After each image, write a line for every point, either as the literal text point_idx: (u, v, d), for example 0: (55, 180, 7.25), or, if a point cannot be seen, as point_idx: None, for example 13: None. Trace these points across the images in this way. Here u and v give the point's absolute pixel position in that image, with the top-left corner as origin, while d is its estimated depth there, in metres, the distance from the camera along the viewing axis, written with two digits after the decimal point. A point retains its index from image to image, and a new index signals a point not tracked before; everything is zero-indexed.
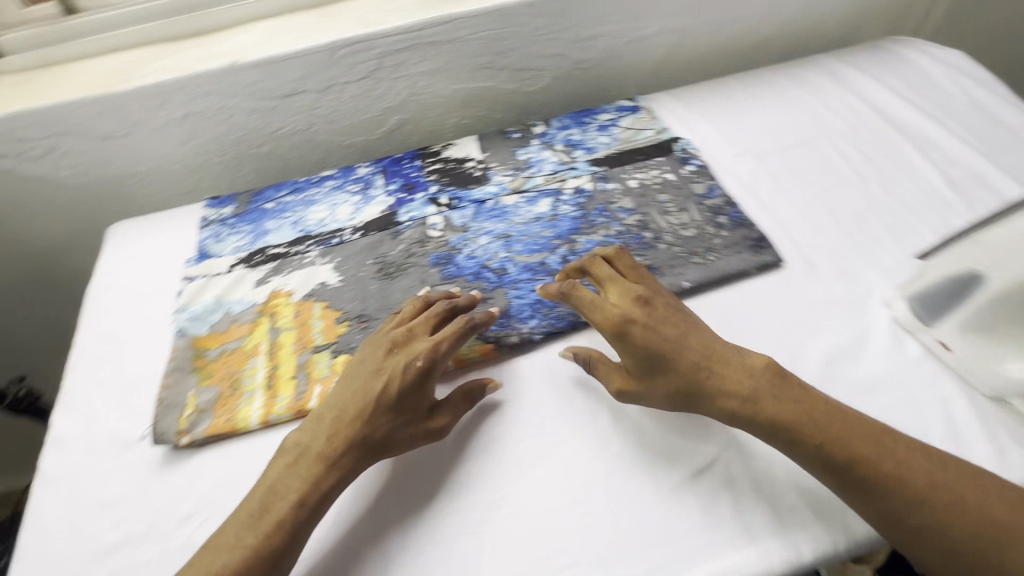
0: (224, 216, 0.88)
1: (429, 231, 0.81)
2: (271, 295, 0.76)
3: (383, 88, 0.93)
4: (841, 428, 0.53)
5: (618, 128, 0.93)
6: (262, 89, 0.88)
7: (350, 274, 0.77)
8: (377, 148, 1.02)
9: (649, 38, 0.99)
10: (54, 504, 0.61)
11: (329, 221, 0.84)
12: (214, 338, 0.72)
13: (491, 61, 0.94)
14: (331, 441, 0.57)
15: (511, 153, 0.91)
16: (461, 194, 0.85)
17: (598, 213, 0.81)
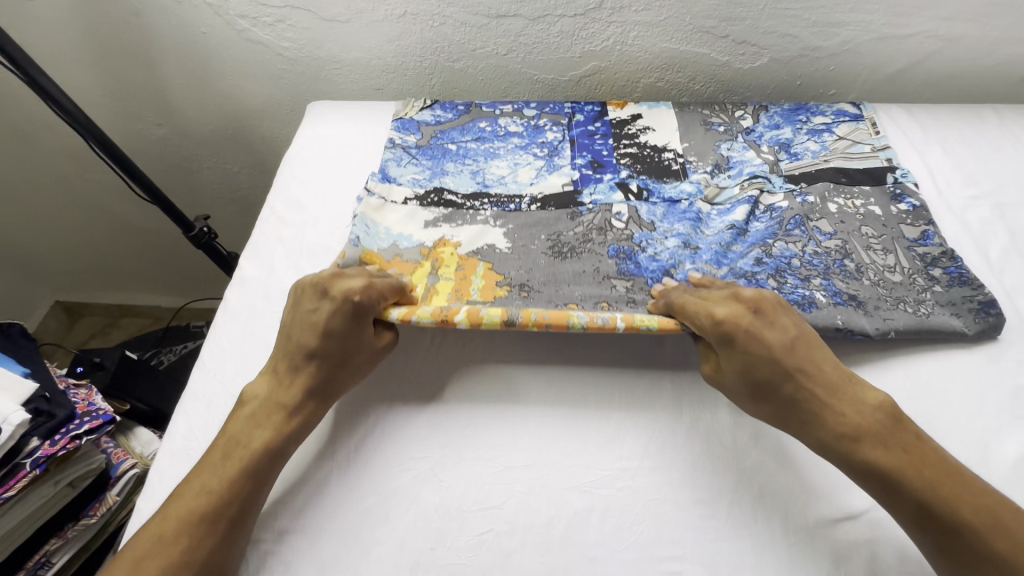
0: (407, 143, 0.86)
1: (612, 220, 0.75)
2: (438, 241, 0.74)
3: (592, 30, 0.89)
4: (947, 492, 0.49)
5: (832, 135, 0.83)
6: (480, 5, 0.88)
7: (521, 243, 0.73)
8: (563, 91, 1.00)
9: (902, 39, 0.86)
10: (231, 333, 0.69)
11: (512, 181, 0.81)
12: (379, 259, 0.71)
13: (714, 26, 0.87)
14: (310, 350, 0.61)
15: (714, 147, 0.85)
16: (651, 187, 0.79)
17: (794, 223, 0.73)
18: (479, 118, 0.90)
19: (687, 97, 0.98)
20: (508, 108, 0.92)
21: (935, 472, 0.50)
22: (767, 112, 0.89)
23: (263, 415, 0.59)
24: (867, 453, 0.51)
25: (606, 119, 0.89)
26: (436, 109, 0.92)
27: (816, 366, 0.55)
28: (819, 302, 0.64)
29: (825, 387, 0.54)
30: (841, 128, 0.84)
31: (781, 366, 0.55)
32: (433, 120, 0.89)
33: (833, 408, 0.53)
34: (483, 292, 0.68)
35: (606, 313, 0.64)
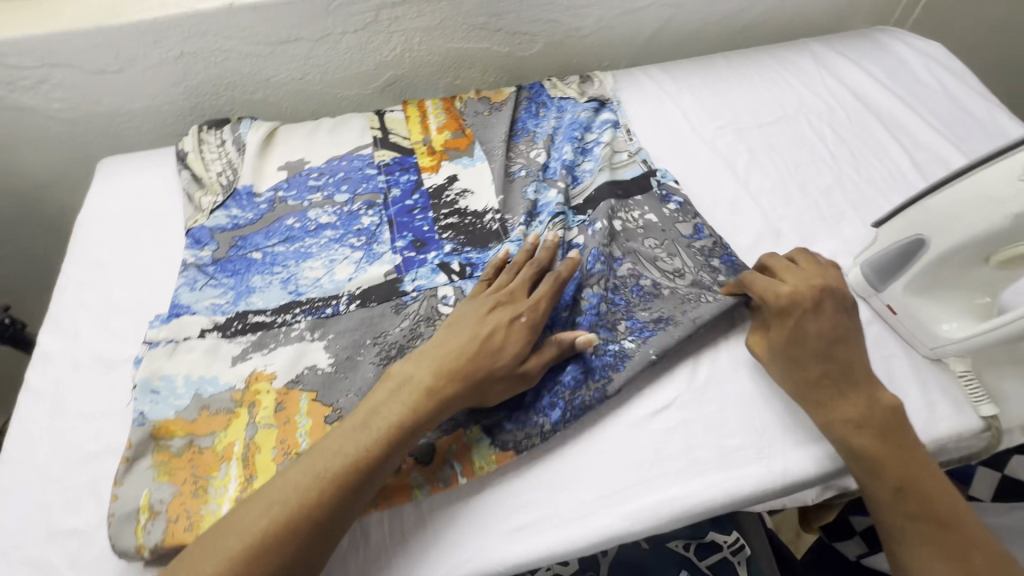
0: (202, 259, 0.76)
1: (439, 305, 0.71)
2: (252, 377, 0.65)
3: (378, 42, 0.94)
4: (921, 479, 0.54)
5: (600, 148, 0.86)
6: (258, 34, 0.88)
7: (346, 356, 0.67)
8: (370, 103, 1.03)
9: (640, 11, 1.00)
10: (38, 416, 0.63)
11: (327, 281, 0.74)
12: (180, 425, 0.62)
13: (487, 22, 0.95)
14: (437, 375, 0.58)
15: (520, 194, 0.81)
16: (475, 257, 0.75)
17: (593, 257, 0.69)
18: (286, 215, 0.82)
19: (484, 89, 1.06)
20: (317, 196, 0.84)
21: (911, 459, 0.55)
22: (552, 141, 0.88)
23: (320, 474, 0.52)
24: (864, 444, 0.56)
25: (421, 186, 0.84)
26: (231, 207, 0.81)
27: (866, 376, 0.59)
28: (631, 347, 0.63)
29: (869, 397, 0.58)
30: (608, 141, 0.87)
31: (827, 355, 0.59)
32: (231, 223, 0.80)
33: (854, 405, 0.57)
34: (312, 435, 0.62)
35: (446, 469, 0.58)
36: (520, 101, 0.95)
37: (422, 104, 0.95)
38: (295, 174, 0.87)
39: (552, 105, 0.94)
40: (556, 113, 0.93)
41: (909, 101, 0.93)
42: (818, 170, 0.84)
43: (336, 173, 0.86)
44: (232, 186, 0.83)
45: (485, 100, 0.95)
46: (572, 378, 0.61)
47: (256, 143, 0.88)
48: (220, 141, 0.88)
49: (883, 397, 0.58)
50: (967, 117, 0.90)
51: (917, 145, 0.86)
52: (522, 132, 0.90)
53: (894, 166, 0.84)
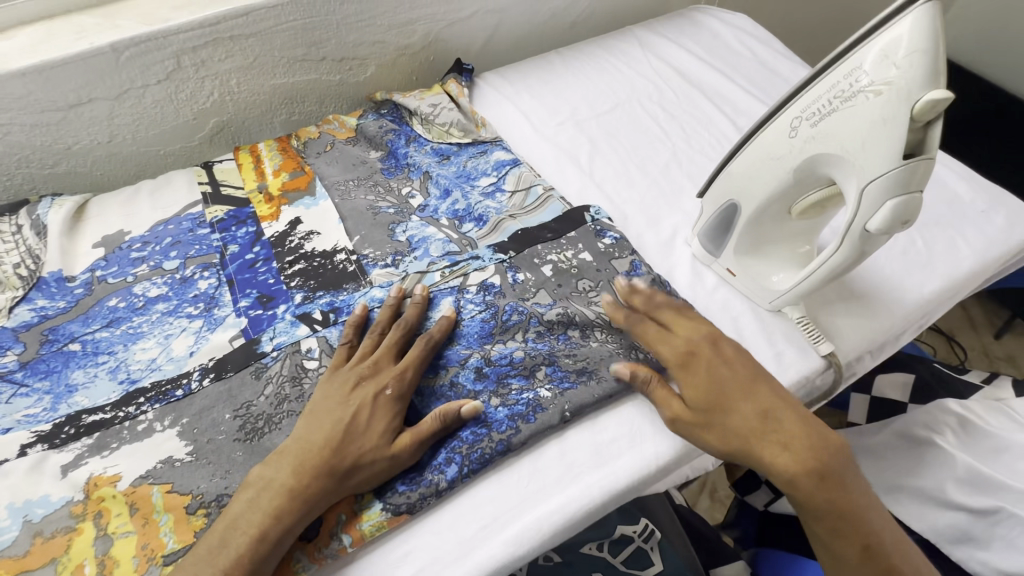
0: (7, 367, 0.65)
1: (303, 361, 0.65)
2: (89, 485, 0.56)
3: (189, 90, 0.87)
4: (864, 515, 0.54)
5: (504, 192, 0.82)
6: (40, 102, 0.78)
7: (205, 439, 0.60)
8: (200, 155, 0.96)
9: (466, 21, 1.00)
10: None
11: (165, 360, 0.66)
12: (5, 567, 0.52)
13: (307, 53, 0.91)
14: (298, 474, 0.52)
15: (389, 234, 0.77)
16: (338, 301, 0.69)
17: (511, 310, 0.68)
18: (108, 295, 0.72)
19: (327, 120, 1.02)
20: (142, 267, 0.75)
21: (855, 493, 0.54)
22: (431, 178, 0.84)
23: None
24: (811, 486, 0.53)
25: (261, 236, 0.78)
26: (37, 298, 0.71)
27: (796, 409, 0.57)
28: (545, 400, 0.60)
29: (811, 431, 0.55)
30: (510, 181, 0.83)
31: (757, 400, 0.57)
32: (37, 317, 0.69)
33: (802, 449, 0.54)
34: (178, 532, 0.55)
35: (331, 542, 0.53)
36: (388, 134, 0.90)
37: (255, 149, 0.90)
38: (114, 248, 0.77)
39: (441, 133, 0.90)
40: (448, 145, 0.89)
41: (724, 70, 0.99)
42: (654, 149, 0.87)
43: (163, 239, 0.78)
44: (35, 275, 0.72)
45: (328, 136, 0.91)
46: (470, 432, 0.58)
47: (60, 221, 0.78)
48: (15, 227, 0.77)
49: (827, 435, 0.55)
50: (775, 78, 0.97)
51: (736, 110, 0.92)
52: (394, 168, 0.86)
53: (720, 134, 0.88)
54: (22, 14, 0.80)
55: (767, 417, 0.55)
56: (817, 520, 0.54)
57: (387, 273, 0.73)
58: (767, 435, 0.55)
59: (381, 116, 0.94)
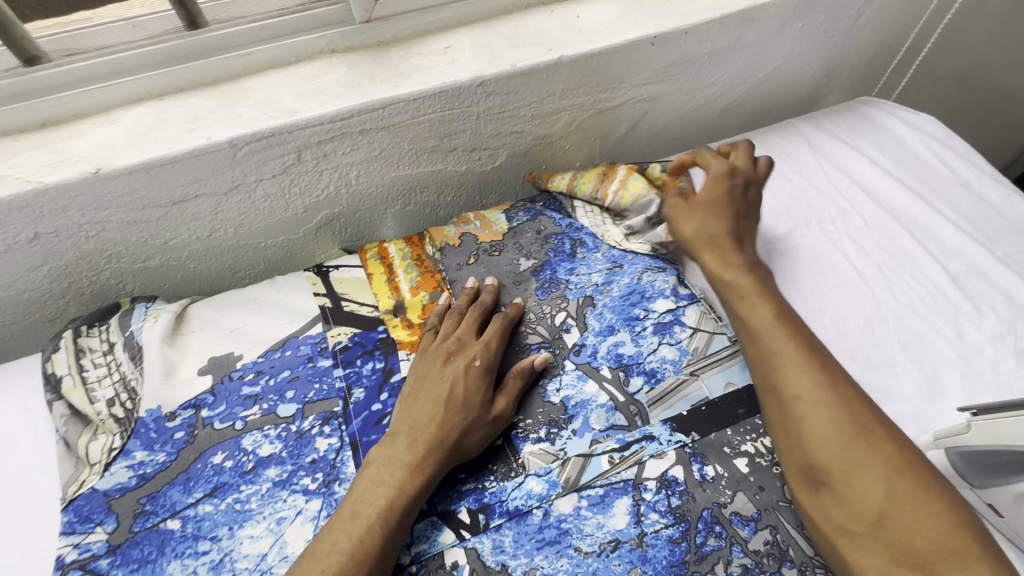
0: (91, 551, 0.54)
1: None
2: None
3: (304, 184, 0.75)
4: (875, 490, 0.48)
5: (682, 329, 0.68)
6: (142, 199, 0.67)
7: None
8: (303, 246, 0.84)
9: (616, 109, 0.86)
10: None
11: (279, 560, 0.53)
12: None
13: (438, 144, 0.78)
14: (412, 448, 0.55)
15: (540, 392, 0.64)
16: (487, 496, 0.56)
17: (707, 527, 0.55)
18: (213, 448, 0.60)
19: (443, 211, 0.89)
20: (254, 410, 0.63)
21: (863, 457, 0.50)
22: (594, 305, 0.71)
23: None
24: (820, 450, 0.51)
25: (393, 378, 0.65)
26: (137, 450, 0.60)
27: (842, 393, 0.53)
28: None
29: (833, 365, 0.56)
30: (689, 315, 0.69)
31: (739, 285, 0.63)
32: (134, 477, 0.58)
33: (816, 361, 0.56)
34: None
35: None
36: (550, 241, 0.78)
37: (385, 254, 0.78)
38: (223, 376, 0.66)
39: (610, 246, 0.78)
40: (615, 263, 0.75)
41: (920, 193, 0.83)
42: (851, 297, 0.71)
43: (279, 371, 0.66)
44: (131, 417, 0.62)
45: (471, 238, 0.78)
46: None
47: (157, 343, 0.67)
48: (106, 346, 0.67)
49: (859, 412, 0.52)
50: (987, 208, 0.81)
51: (945, 250, 0.76)
52: (550, 285, 0.74)
53: (931, 283, 0.72)
54: (132, 93, 0.70)
55: (782, 330, 0.58)
56: (808, 419, 0.53)
57: (542, 452, 0.60)
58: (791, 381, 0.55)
59: (538, 213, 0.82)
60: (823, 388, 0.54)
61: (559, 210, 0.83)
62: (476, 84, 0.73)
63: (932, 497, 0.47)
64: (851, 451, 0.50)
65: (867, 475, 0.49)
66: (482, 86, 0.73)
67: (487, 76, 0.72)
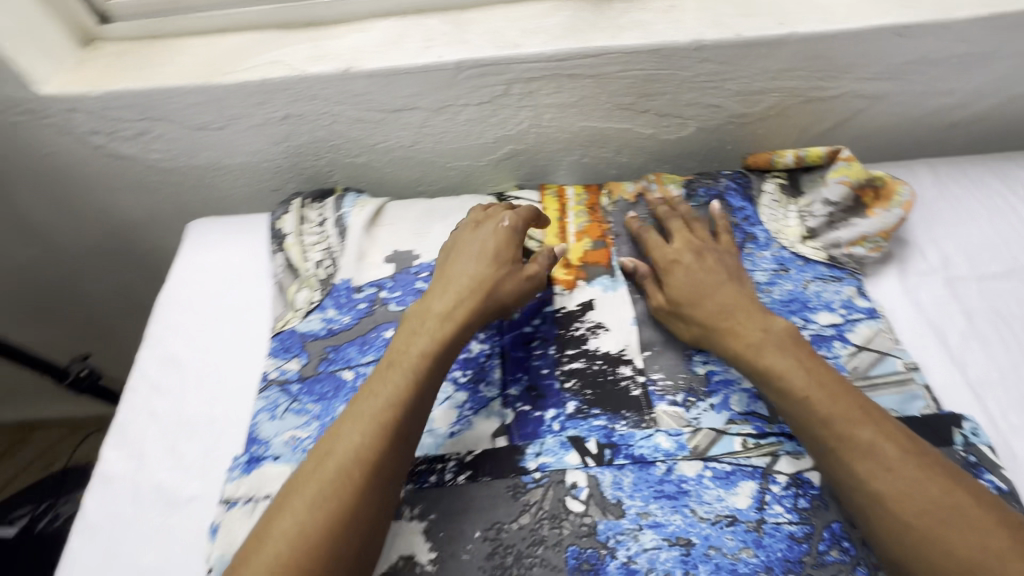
0: (287, 376, 0.66)
1: (567, 499, 0.56)
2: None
3: (503, 116, 0.80)
4: None
5: (845, 346, 0.64)
6: (372, 101, 0.77)
7: (450, 552, 0.55)
8: (481, 174, 0.90)
9: (828, 100, 0.80)
10: (90, 558, 0.56)
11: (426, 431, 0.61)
12: None
13: (634, 102, 0.79)
14: (446, 300, 0.62)
15: (685, 359, 0.65)
16: (616, 436, 0.59)
17: (834, 537, 0.53)
18: (386, 324, 0.69)
19: (615, 169, 0.90)
20: None
21: (944, 553, 0.46)
22: None
23: (359, 424, 0.53)
24: (893, 544, 0.49)
25: (546, 309, 0.70)
26: (328, 308, 0.71)
27: (910, 477, 0.49)
28: None
29: (886, 440, 0.52)
30: (857, 334, 0.65)
31: (775, 367, 0.57)
32: (324, 329, 0.69)
33: (863, 444, 0.52)
34: None
35: None
36: None
37: (562, 194, 0.81)
38: (402, 268, 0.75)
39: (781, 249, 0.73)
40: (781, 265, 0.71)
41: None
42: None
43: None
44: (329, 281, 0.73)
45: (644, 202, 0.79)
46: None
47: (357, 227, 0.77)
48: (321, 219, 0.79)
49: (930, 500, 0.48)
50: None
51: None
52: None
53: None
54: (382, 7, 0.79)
55: (823, 421, 0.54)
56: (878, 512, 0.49)
57: (676, 414, 0.61)
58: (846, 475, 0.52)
59: (718, 196, 0.78)
60: (883, 476, 0.50)
61: (742, 197, 0.78)
62: (693, 46, 0.72)
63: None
64: (931, 544, 0.47)
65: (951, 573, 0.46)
66: (699, 50, 0.72)
67: (707, 41, 0.71)
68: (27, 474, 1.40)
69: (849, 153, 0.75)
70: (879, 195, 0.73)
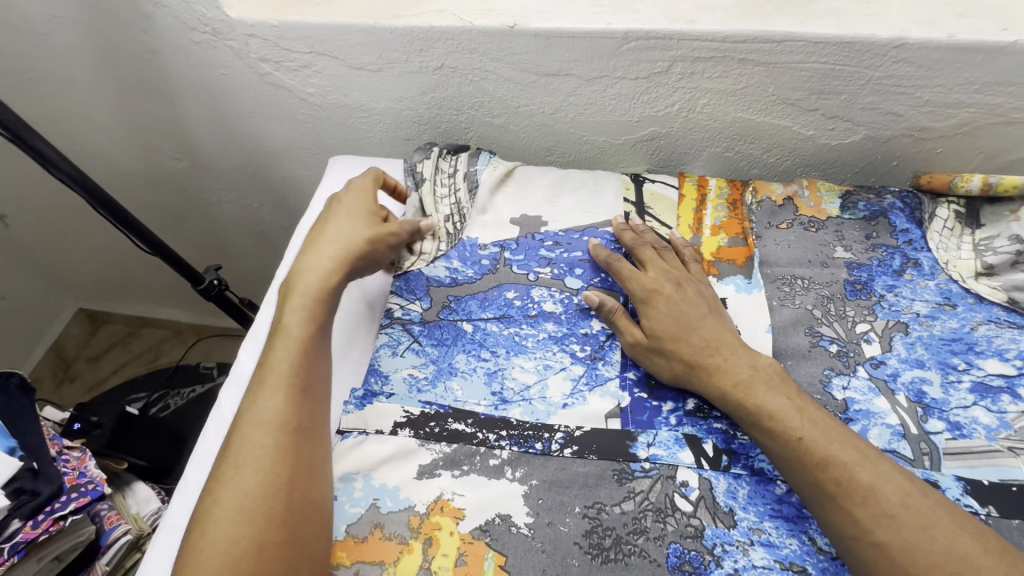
0: (410, 316, 0.68)
1: (676, 497, 0.54)
2: (435, 505, 0.56)
3: (656, 95, 0.77)
4: None
5: (1014, 401, 0.57)
6: (527, 62, 0.76)
7: (547, 521, 0.54)
8: (614, 153, 0.87)
9: None
10: (220, 448, 0.61)
11: (538, 397, 0.61)
12: (354, 549, 0.54)
13: (803, 99, 0.73)
14: (317, 261, 0.63)
15: (821, 380, 0.60)
16: (736, 443, 0.56)
17: None
18: (508, 285, 0.70)
19: (758, 169, 0.84)
20: (545, 270, 0.71)
21: None
22: (907, 331, 0.62)
23: (274, 391, 0.55)
24: None
25: None
26: (453, 259, 0.72)
27: (918, 525, 0.45)
28: None
29: (883, 483, 0.47)
30: None
31: (766, 406, 0.53)
32: (449, 278, 0.71)
33: (861, 490, 0.47)
34: None
35: None
36: (877, 246, 0.69)
37: (703, 184, 0.78)
38: (527, 234, 0.74)
39: (949, 282, 0.65)
40: (946, 300, 0.64)
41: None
42: None
43: (573, 248, 0.72)
44: (457, 235, 0.74)
45: (792, 206, 0.73)
46: None
47: (489, 186, 0.78)
48: (453, 171, 0.79)
49: (942, 550, 0.44)
50: None
51: None
52: (860, 287, 0.66)
53: None
54: None
55: (819, 464, 0.49)
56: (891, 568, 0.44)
57: None
58: (844, 525, 0.47)
59: (881, 213, 0.71)
60: (885, 524, 0.46)
61: (908, 219, 0.70)
62: (892, 44, 0.65)
63: None
64: None
65: None
66: (898, 49, 0.65)
67: (911, 39, 0.64)
68: (137, 362, 1.56)
69: None
70: None
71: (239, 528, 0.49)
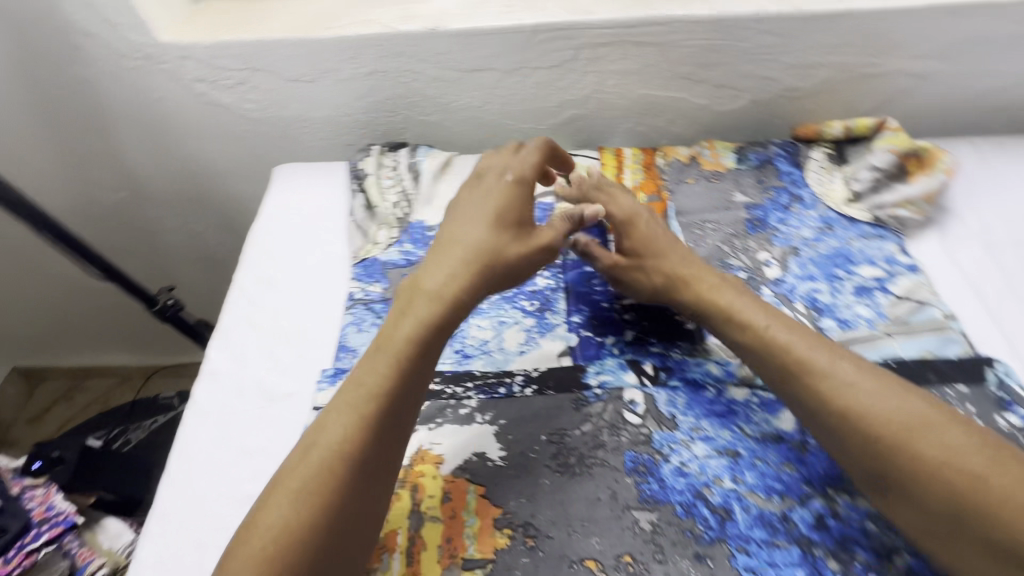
0: (371, 296, 0.73)
1: (625, 412, 0.62)
2: (416, 455, 0.61)
3: (570, 80, 0.86)
4: (932, 480, 0.49)
5: (885, 296, 0.69)
6: (452, 60, 0.84)
7: (517, 451, 0.60)
8: (541, 139, 0.95)
9: (876, 77, 0.85)
10: (201, 439, 0.64)
11: (497, 349, 0.68)
12: None
13: (692, 72, 0.85)
14: (453, 269, 0.60)
15: None
16: (670, 361, 0.65)
17: None
18: None
19: (667, 139, 0.94)
20: None
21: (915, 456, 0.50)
22: (799, 254, 0.74)
23: (347, 410, 0.52)
24: (862, 452, 0.52)
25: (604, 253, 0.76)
26: (405, 242, 0.78)
27: (869, 387, 0.54)
28: None
29: (840, 360, 0.56)
30: (898, 286, 0.70)
31: (735, 306, 0.62)
32: (403, 260, 0.77)
33: (820, 367, 0.55)
34: (480, 542, 0.55)
35: None
36: (768, 188, 0.81)
37: (619, 154, 0.88)
38: None
39: (827, 210, 0.78)
40: (827, 225, 0.76)
41: None
42: None
43: None
44: (406, 219, 0.80)
45: (696, 163, 0.85)
46: None
47: (430, 175, 0.84)
48: (395, 164, 0.86)
49: (888, 405, 0.52)
50: None
51: None
52: (758, 223, 0.77)
53: None
54: None
55: (784, 348, 0.57)
56: (849, 426, 0.53)
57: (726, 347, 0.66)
58: (813, 402, 0.55)
59: (768, 161, 0.83)
60: (841, 391, 0.54)
61: (790, 163, 0.83)
62: (753, 18, 0.78)
63: (985, 473, 0.48)
64: (896, 445, 0.51)
65: (915, 468, 0.50)
66: (759, 22, 0.79)
67: (767, 14, 0.78)
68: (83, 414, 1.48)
69: (897, 124, 0.80)
70: (922, 162, 0.77)
71: (295, 554, 0.46)
